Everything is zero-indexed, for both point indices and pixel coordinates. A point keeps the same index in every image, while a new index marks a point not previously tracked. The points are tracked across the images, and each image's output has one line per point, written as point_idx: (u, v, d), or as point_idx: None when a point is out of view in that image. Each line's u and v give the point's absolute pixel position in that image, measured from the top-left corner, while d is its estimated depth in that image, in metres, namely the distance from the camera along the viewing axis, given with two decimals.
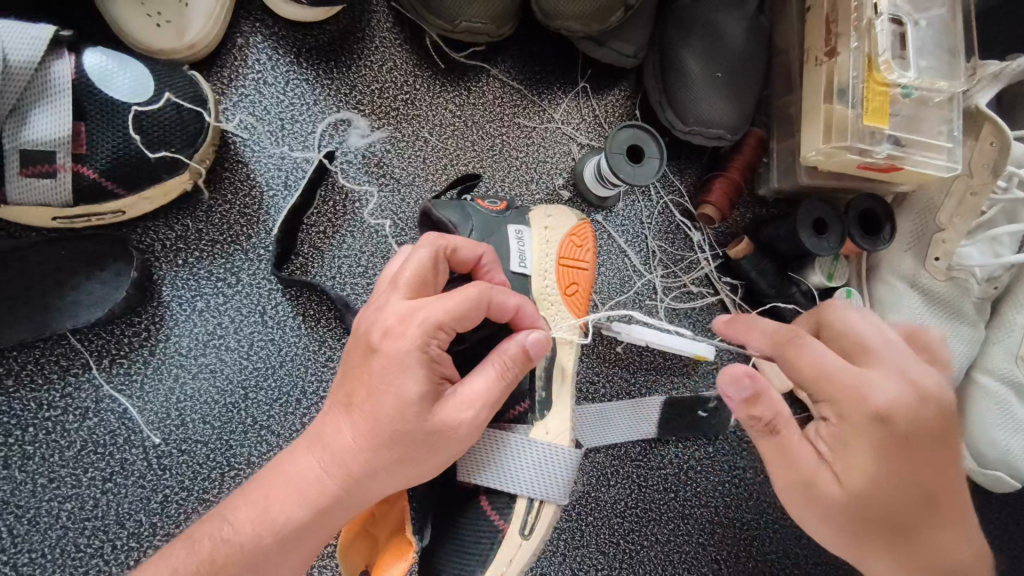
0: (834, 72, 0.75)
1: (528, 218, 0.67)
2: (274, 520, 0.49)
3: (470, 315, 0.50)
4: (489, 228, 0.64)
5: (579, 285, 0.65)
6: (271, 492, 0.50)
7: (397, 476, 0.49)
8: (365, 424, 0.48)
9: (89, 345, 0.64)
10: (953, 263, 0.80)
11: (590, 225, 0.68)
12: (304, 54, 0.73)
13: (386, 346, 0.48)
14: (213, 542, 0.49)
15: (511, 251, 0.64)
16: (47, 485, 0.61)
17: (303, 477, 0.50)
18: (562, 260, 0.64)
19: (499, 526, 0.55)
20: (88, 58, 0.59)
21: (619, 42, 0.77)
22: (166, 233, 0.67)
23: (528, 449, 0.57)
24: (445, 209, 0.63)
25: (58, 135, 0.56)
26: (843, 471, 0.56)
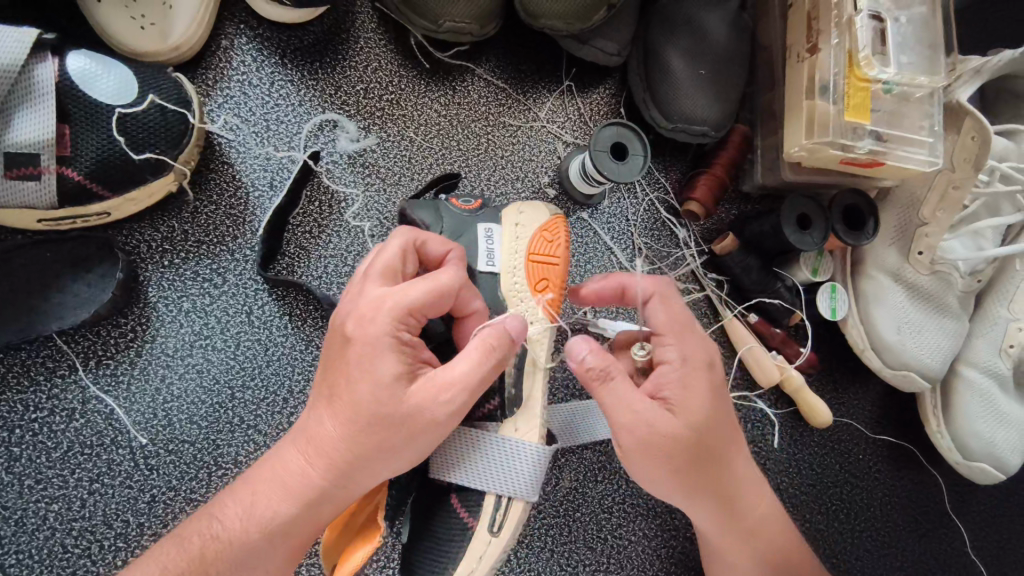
0: (815, 68, 0.75)
1: (500, 216, 0.66)
2: (266, 518, 0.50)
3: (438, 298, 0.50)
4: (459, 227, 0.65)
5: (549, 281, 0.63)
6: (258, 489, 0.51)
7: (384, 465, 0.49)
8: (342, 414, 0.48)
9: (75, 346, 0.64)
10: (937, 257, 0.81)
11: (563, 219, 0.66)
12: (289, 55, 0.74)
13: (361, 334, 0.49)
14: (202, 539, 0.50)
15: (478, 250, 0.64)
16: (35, 486, 0.61)
17: (289, 473, 0.51)
18: (531, 256, 0.63)
19: (470, 525, 0.56)
20: (71, 61, 0.59)
21: (602, 41, 0.77)
22: (152, 234, 0.67)
23: (499, 446, 0.56)
24: (417, 208, 0.65)
25: (41, 138, 0.56)
26: (685, 411, 0.56)
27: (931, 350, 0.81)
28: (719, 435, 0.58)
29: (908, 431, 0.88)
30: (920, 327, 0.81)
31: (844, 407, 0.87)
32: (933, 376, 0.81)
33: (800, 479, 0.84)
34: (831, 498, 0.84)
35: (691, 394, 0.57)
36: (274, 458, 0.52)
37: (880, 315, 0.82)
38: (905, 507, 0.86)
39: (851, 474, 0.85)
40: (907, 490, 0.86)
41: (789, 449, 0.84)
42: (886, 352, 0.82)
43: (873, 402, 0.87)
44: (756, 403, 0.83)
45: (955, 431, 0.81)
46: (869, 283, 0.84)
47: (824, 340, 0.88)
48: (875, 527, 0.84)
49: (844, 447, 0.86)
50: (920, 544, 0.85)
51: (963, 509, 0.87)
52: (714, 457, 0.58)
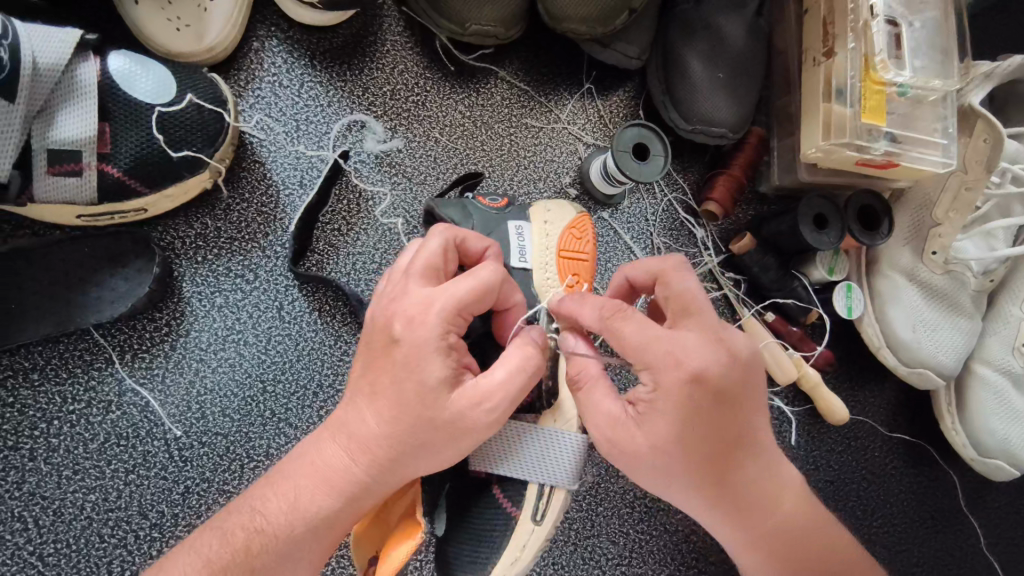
0: (832, 71, 0.77)
1: (527, 213, 0.68)
2: (308, 510, 0.51)
3: (483, 299, 0.51)
4: (489, 224, 0.65)
5: (579, 276, 0.65)
6: (300, 483, 0.52)
7: (424, 458, 0.51)
8: (386, 408, 0.50)
9: (111, 340, 0.65)
10: (950, 257, 0.82)
11: (589, 218, 0.69)
12: (319, 57, 0.75)
13: (409, 337, 0.49)
14: (247, 533, 0.51)
15: (511, 246, 0.65)
16: (72, 477, 0.62)
17: (333, 470, 0.52)
18: (561, 253, 0.65)
19: (511, 513, 0.57)
20: (112, 61, 0.61)
21: (623, 44, 0.79)
22: (186, 231, 0.68)
23: (540, 439, 0.58)
24: (447, 207, 0.66)
25: (84, 135, 0.58)
26: (657, 431, 0.52)
27: (946, 349, 0.82)
28: (711, 450, 0.53)
29: (923, 429, 0.89)
30: (934, 326, 0.83)
31: (860, 405, 0.88)
32: (948, 373, 0.82)
33: (818, 476, 0.85)
34: (848, 495, 0.85)
35: (667, 413, 0.52)
36: (314, 454, 0.53)
37: (894, 314, 0.84)
38: (921, 505, 0.87)
39: (867, 471, 0.86)
40: (923, 487, 0.87)
41: (806, 446, 0.85)
42: (902, 350, 0.83)
43: (888, 401, 0.89)
44: (774, 400, 0.85)
45: (970, 430, 0.83)
46: (885, 283, 0.85)
47: (839, 339, 0.89)
48: (891, 524, 0.85)
49: (860, 445, 0.87)
50: (936, 541, 0.86)
51: (977, 506, 0.88)
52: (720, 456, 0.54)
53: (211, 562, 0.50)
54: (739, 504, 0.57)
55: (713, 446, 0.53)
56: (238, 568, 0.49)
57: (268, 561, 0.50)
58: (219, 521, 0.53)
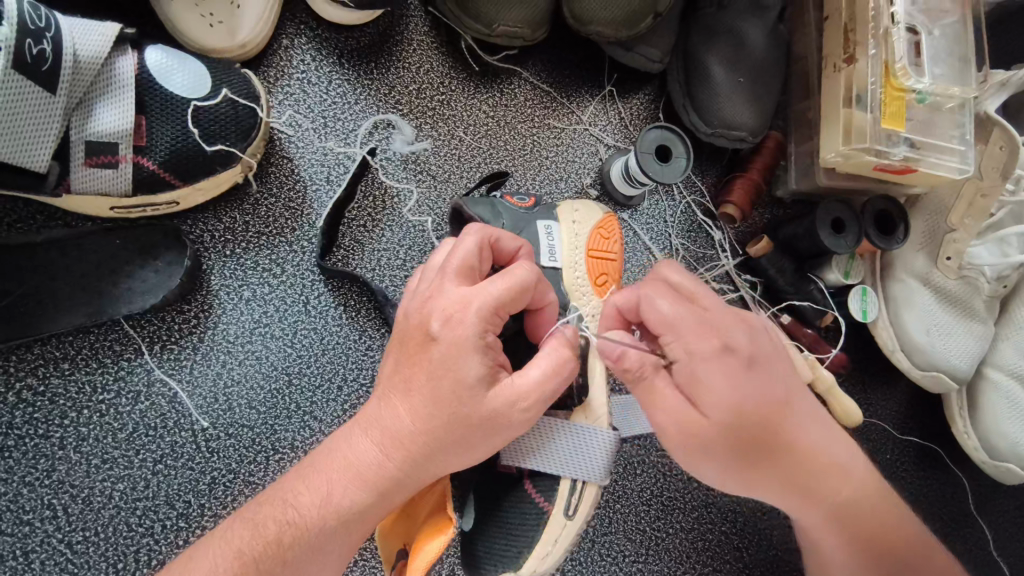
0: (852, 78, 0.78)
1: (555, 213, 0.69)
2: (340, 505, 0.51)
3: (517, 297, 0.52)
4: (520, 223, 0.67)
5: (608, 275, 0.67)
6: (330, 476, 0.52)
7: (458, 454, 0.51)
8: (420, 402, 0.50)
9: (141, 331, 0.66)
10: (964, 262, 0.84)
11: (616, 218, 0.70)
12: (347, 55, 0.76)
13: (447, 334, 0.50)
14: (279, 524, 0.50)
15: (541, 245, 0.66)
16: (101, 466, 0.63)
17: (366, 464, 0.51)
18: (591, 252, 0.66)
19: (544, 508, 0.58)
20: (149, 55, 0.61)
21: (646, 47, 0.80)
22: (215, 224, 0.69)
23: (573, 434, 0.59)
24: (477, 206, 0.66)
25: (122, 128, 0.59)
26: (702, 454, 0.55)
27: (957, 353, 0.83)
28: (761, 456, 0.56)
29: (935, 432, 0.90)
30: (948, 330, 0.84)
31: (872, 408, 0.89)
32: (960, 377, 0.83)
33: None
34: None
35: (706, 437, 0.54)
36: (344, 447, 0.53)
37: (909, 318, 0.85)
38: (933, 507, 0.87)
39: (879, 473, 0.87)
40: (934, 491, 0.88)
41: None
42: (916, 354, 0.84)
43: (900, 404, 0.90)
44: None
45: (981, 432, 0.84)
46: (899, 287, 0.86)
47: (852, 342, 0.90)
48: None
49: (873, 447, 0.88)
50: (947, 544, 0.87)
51: (987, 510, 0.89)
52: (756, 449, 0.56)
53: (243, 556, 0.49)
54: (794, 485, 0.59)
55: (761, 452, 0.55)
56: (269, 562, 0.49)
57: (305, 551, 0.50)
58: (252, 513, 0.52)
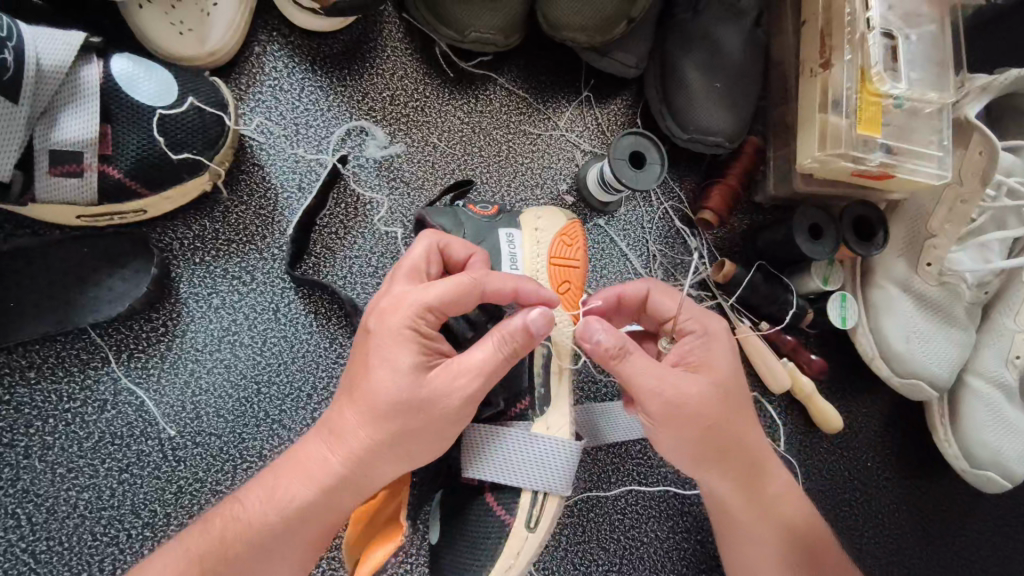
0: (827, 84, 0.78)
1: (518, 221, 0.69)
2: (289, 505, 0.50)
3: (458, 296, 0.53)
4: (480, 232, 0.67)
5: (571, 283, 0.66)
6: (280, 474, 0.52)
7: (398, 449, 0.50)
8: (359, 397, 0.50)
9: (108, 340, 0.66)
10: (945, 269, 0.83)
11: (580, 224, 0.69)
12: (319, 62, 0.76)
13: (382, 327, 0.51)
14: (225, 520, 0.50)
15: (501, 254, 0.66)
16: (66, 475, 0.63)
17: (311, 458, 0.51)
18: (552, 260, 0.66)
19: (505, 521, 0.58)
20: (115, 63, 0.61)
21: (621, 53, 0.80)
22: (184, 232, 0.69)
23: (531, 443, 0.59)
24: (438, 215, 0.68)
25: (84, 138, 0.59)
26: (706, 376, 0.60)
27: (939, 359, 0.83)
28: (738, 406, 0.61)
29: (916, 440, 0.89)
30: (926, 336, 0.83)
31: (853, 416, 0.88)
32: (939, 385, 0.83)
33: (809, 485, 0.85)
34: (840, 505, 0.85)
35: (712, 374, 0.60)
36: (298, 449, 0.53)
37: (890, 324, 0.84)
38: (914, 515, 0.87)
39: (859, 482, 0.86)
40: (916, 499, 0.87)
41: (798, 456, 0.85)
42: (895, 360, 0.83)
43: (882, 411, 0.89)
44: (767, 409, 0.85)
45: (961, 440, 0.83)
46: (879, 294, 0.85)
47: (833, 349, 0.89)
48: (883, 535, 0.85)
49: (853, 455, 0.87)
50: (928, 553, 0.86)
51: (970, 518, 0.88)
52: (710, 427, 0.58)
53: (188, 551, 0.49)
54: (745, 479, 0.62)
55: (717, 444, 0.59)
56: (212, 558, 0.49)
57: (251, 550, 0.49)
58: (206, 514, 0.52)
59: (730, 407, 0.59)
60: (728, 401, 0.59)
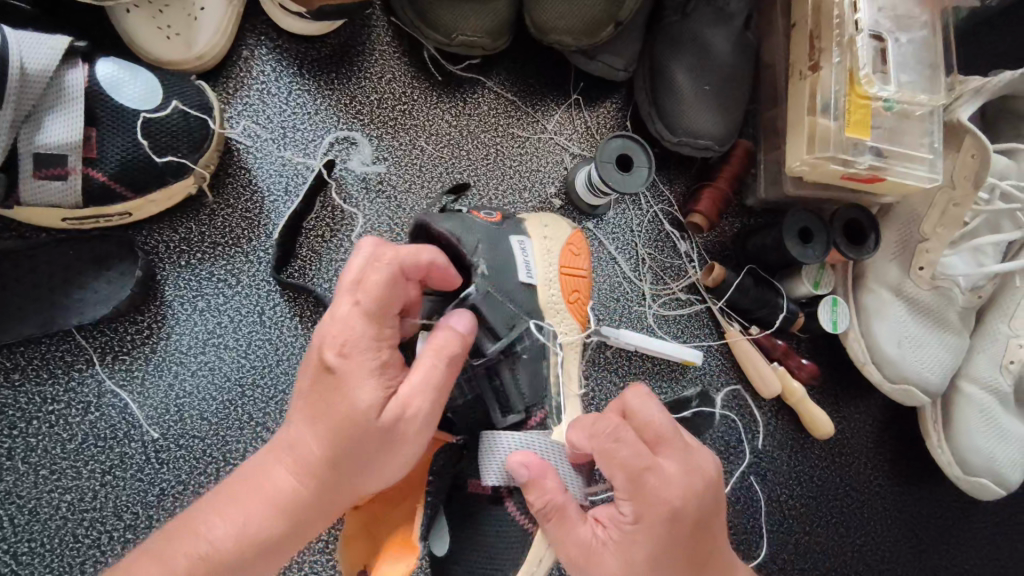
0: (817, 85, 0.77)
1: (524, 228, 0.69)
2: (254, 535, 0.47)
3: (400, 312, 0.51)
4: (494, 237, 0.64)
5: (579, 292, 0.69)
6: (240, 502, 0.48)
7: (368, 481, 0.50)
8: (327, 427, 0.48)
9: (92, 341, 0.66)
10: (937, 273, 0.82)
11: (582, 235, 0.73)
12: (307, 66, 0.76)
13: (347, 331, 0.49)
14: (190, 559, 0.47)
15: (517, 261, 0.64)
16: (49, 476, 0.63)
17: (274, 486, 0.49)
18: (564, 269, 0.68)
19: (527, 529, 0.57)
20: (100, 67, 0.62)
21: (609, 56, 0.80)
22: (169, 235, 0.70)
23: (565, 453, 0.58)
24: (444, 222, 0.61)
25: (70, 141, 0.59)
26: (674, 492, 0.50)
27: (931, 364, 0.82)
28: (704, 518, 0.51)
29: (909, 445, 0.88)
30: (920, 341, 0.82)
31: (846, 421, 0.88)
32: (932, 390, 0.82)
33: (800, 491, 0.84)
34: (832, 511, 0.85)
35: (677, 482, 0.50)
36: (259, 476, 0.50)
37: (880, 329, 0.83)
38: (905, 521, 0.86)
39: (851, 488, 0.86)
40: (908, 505, 0.87)
41: (789, 461, 0.85)
42: (887, 366, 0.82)
43: (874, 417, 0.88)
44: (757, 414, 0.84)
45: (954, 446, 0.82)
46: (871, 297, 0.84)
47: (825, 353, 0.89)
48: (874, 541, 0.85)
49: (846, 460, 0.86)
50: (919, 559, 0.85)
51: (964, 526, 0.87)
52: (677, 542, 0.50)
53: None
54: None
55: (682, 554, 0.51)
56: None
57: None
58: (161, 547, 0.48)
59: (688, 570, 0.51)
60: (695, 526, 0.51)
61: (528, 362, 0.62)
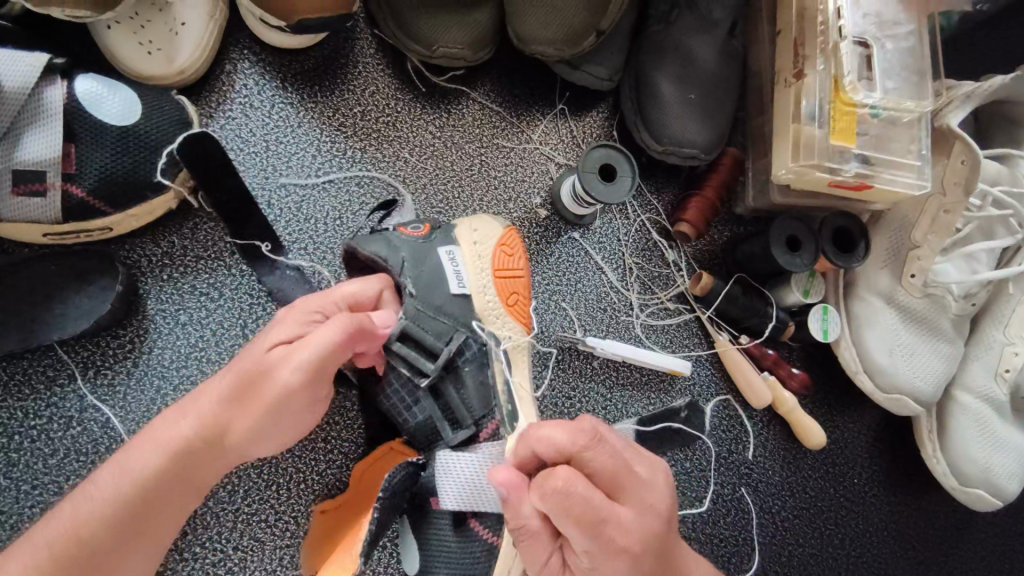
0: (801, 93, 0.76)
1: (453, 236, 0.67)
2: (147, 484, 0.50)
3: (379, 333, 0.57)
4: (420, 253, 0.63)
5: (519, 293, 0.67)
6: (135, 449, 0.51)
7: (267, 438, 0.53)
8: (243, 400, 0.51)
9: (75, 356, 0.66)
10: (929, 280, 0.80)
11: (514, 232, 0.70)
12: (290, 79, 0.76)
13: (288, 351, 0.51)
14: (82, 518, 0.49)
15: (447, 274, 0.64)
16: (31, 491, 0.63)
17: (168, 439, 0.51)
18: (498, 273, 0.66)
19: (492, 542, 0.57)
20: (80, 83, 0.62)
21: (592, 66, 0.80)
22: (152, 249, 0.70)
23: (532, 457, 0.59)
24: (370, 244, 0.61)
25: (46, 156, 0.59)
26: (629, 532, 0.49)
27: (924, 374, 0.81)
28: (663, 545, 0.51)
29: (905, 455, 0.87)
30: (911, 350, 0.81)
31: (839, 432, 0.86)
32: (925, 400, 0.81)
33: (792, 503, 0.83)
34: (825, 523, 0.83)
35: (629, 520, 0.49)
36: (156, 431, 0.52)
37: (871, 338, 0.82)
38: (900, 533, 0.85)
39: (845, 499, 0.84)
40: (904, 516, 0.85)
41: (781, 472, 0.83)
42: (878, 375, 0.82)
43: (869, 427, 0.87)
44: (747, 425, 0.83)
45: (950, 456, 0.81)
46: (862, 307, 0.84)
47: (817, 363, 0.87)
48: (869, 553, 0.84)
49: (839, 471, 0.85)
50: (915, 571, 0.84)
51: (962, 537, 0.86)
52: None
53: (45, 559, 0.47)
54: None
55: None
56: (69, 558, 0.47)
57: (105, 532, 0.49)
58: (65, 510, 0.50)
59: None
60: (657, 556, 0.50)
61: (470, 370, 0.63)
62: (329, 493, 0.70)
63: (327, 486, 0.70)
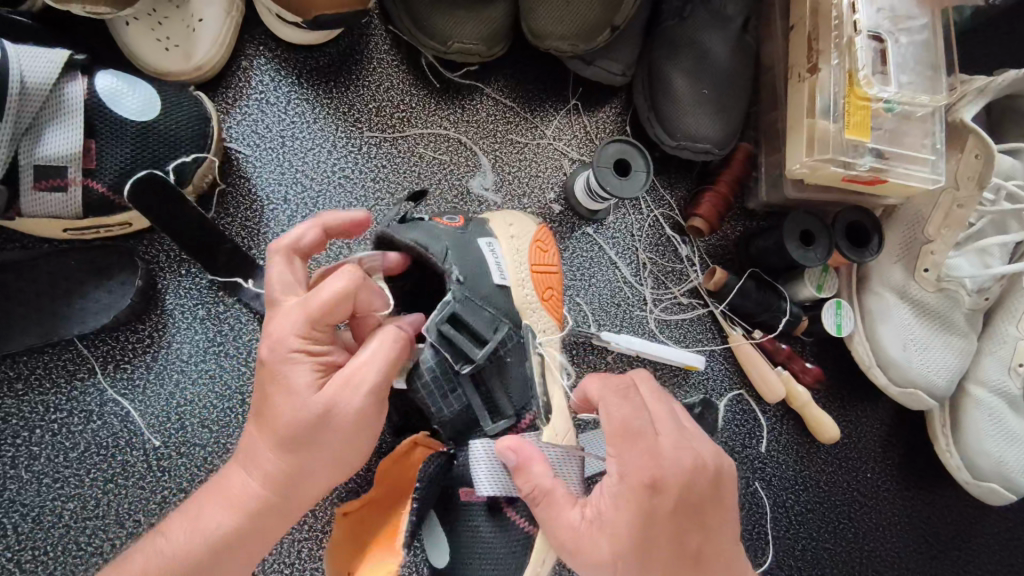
0: (816, 87, 0.76)
1: (488, 229, 0.68)
2: (213, 533, 0.50)
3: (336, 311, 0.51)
4: (463, 244, 0.63)
5: (552, 288, 0.68)
6: (205, 504, 0.52)
7: (321, 471, 0.51)
8: (273, 428, 0.50)
9: (95, 351, 0.67)
10: (943, 274, 0.80)
11: (547, 230, 0.71)
12: (305, 74, 0.77)
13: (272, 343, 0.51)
14: (152, 558, 0.50)
15: (489, 264, 0.64)
16: (52, 485, 0.63)
17: (232, 488, 0.51)
18: (535, 268, 0.67)
19: (512, 533, 0.58)
20: (100, 80, 0.62)
21: (606, 61, 0.80)
22: (170, 245, 0.70)
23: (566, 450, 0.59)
24: (410, 232, 0.60)
25: (69, 152, 0.60)
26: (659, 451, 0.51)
27: (938, 368, 0.81)
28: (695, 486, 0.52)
29: (918, 449, 0.87)
30: (925, 344, 0.81)
31: (852, 426, 0.86)
32: (939, 393, 0.81)
33: (806, 497, 0.83)
34: (838, 517, 0.84)
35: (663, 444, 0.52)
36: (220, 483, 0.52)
37: (885, 332, 0.82)
38: (913, 526, 0.85)
39: (858, 494, 0.85)
40: (917, 510, 0.85)
41: (795, 467, 0.84)
42: (891, 369, 0.82)
43: (881, 421, 0.87)
44: (761, 419, 0.83)
45: (962, 448, 0.81)
46: (875, 301, 0.84)
47: (830, 357, 0.88)
48: (882, 546, 0.84)
49: (852, 466, 0.85)
50: (927, 564, 0.84)
51: (974, 531, 0.86)
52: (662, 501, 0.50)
53: None
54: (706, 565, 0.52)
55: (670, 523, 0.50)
56: None
57: None
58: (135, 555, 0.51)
59: (683, 530, 0.51)
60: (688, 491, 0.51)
61: (512, 362, 0.63)
62: (346, 487, 0.70)
63: (344, 479, 0.70)
